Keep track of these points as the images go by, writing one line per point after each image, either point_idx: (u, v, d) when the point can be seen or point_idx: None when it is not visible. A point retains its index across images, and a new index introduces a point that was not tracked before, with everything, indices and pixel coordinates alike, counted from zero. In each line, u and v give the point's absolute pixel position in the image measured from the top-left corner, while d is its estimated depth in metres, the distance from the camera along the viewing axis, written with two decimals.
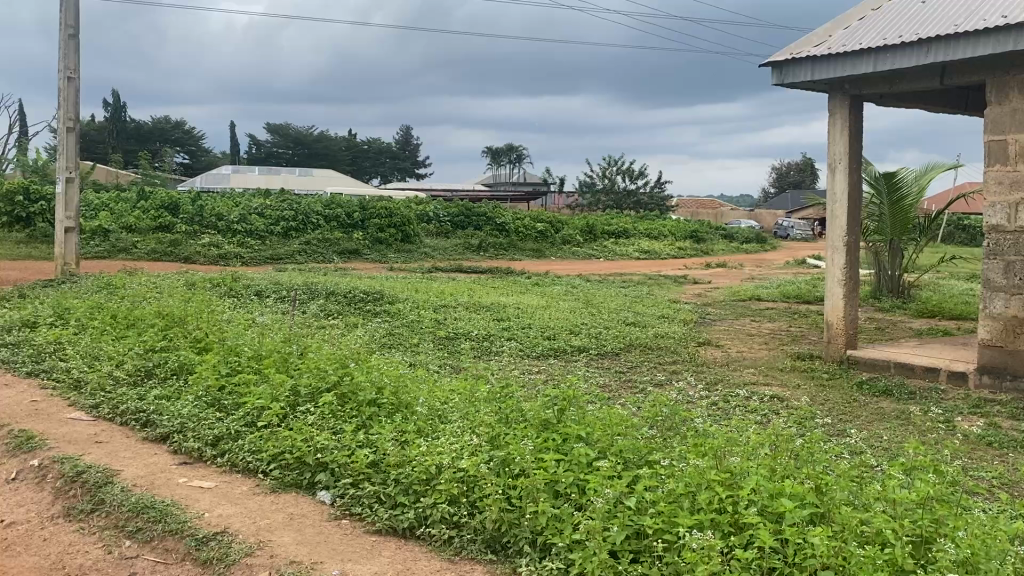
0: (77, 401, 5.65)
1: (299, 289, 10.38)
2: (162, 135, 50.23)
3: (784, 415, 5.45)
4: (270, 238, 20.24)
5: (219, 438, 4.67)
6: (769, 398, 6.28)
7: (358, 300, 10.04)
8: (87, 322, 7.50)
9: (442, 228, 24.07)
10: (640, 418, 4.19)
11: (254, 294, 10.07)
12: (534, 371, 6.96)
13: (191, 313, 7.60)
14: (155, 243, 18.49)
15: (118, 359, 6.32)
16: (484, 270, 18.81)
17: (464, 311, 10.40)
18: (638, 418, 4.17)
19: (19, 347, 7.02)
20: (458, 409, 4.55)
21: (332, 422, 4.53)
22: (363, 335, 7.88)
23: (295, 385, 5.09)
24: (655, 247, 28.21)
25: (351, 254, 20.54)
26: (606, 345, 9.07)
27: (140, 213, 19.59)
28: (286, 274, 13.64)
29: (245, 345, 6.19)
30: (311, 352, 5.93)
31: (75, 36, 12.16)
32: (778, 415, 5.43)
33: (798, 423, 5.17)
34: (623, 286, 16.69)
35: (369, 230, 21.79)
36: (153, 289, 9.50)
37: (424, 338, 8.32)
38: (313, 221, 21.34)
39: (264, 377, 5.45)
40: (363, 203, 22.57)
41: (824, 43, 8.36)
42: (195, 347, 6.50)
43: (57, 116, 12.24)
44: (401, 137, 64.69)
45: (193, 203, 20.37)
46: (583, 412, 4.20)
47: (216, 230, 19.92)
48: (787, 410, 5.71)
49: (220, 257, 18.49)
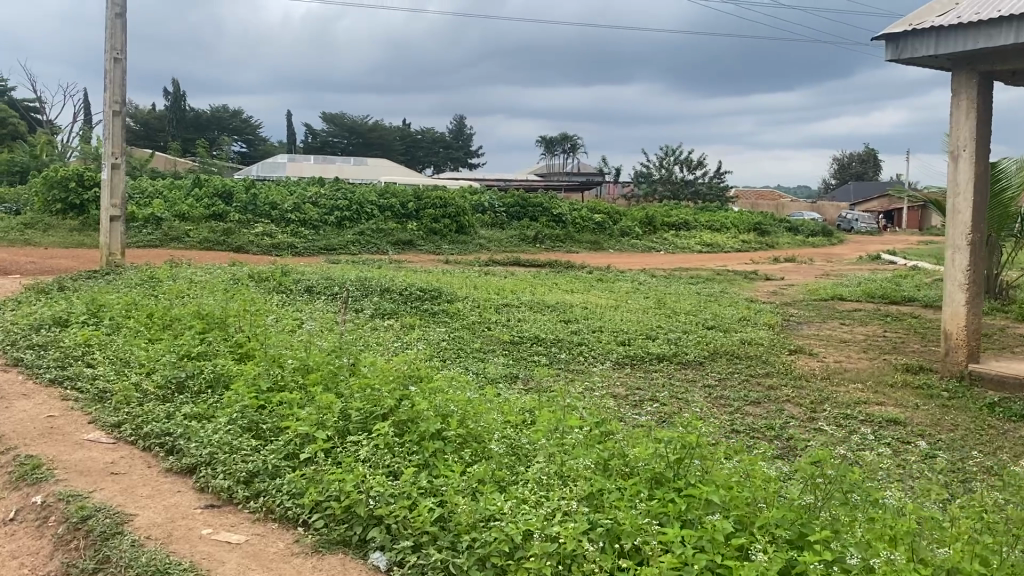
0: (98, 417, 4.94)
1: (352, 285, 9.62)
2: (220, 124, 50.47)
3: (931, 472, 4.48)
4: (324, 228, 19.63)
5: (254, 474, 3.90)
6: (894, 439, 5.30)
7: (414, 298, 9.24)
8: (121, 322, 6.82)
9: (497, 219, 23.24)
10: (782, 474, 3.27)
11: (303, 291, 9.33)
12: (616, 393, 6.07)
13: (234, 313, 6.87)
14: (208, 232, 18.02)
15: (149, 366, 5.61)
16: (543, 263, 17.93)
17: (528, 311, 9.57)
18: (780, 475, 3.26)
19: (46, 349, 6.36)
20: (545, 447, 3.70)
21: (389, 461, 3.72)
22: (422, 342, 7.08)
23: (346, 410, 4.30)
24: (718, 240, 27.02)
25: (405, 244, 19.84)
26: (689, 352, 8.15)
27: (193, 201, 19.14)
28: (338, 267, 12.96)
29: (289, 354, 5.41)
30: (366, 365, 5.14)
31: (122, 15, 11.58)
32: (923, 464, 4.45)
33: (956, 484, 4.21)
34: (692, 283, 15.64)
35: (424, 220, 21.05)
36: (196, 284, 8.83)
37: (487, 343, 7.50)
38: (367, 210, 20.65)
39: (309, 396, 4.67)
40: (418, 192, 21.84)
41: (951, 12, 7.25)
42: (237, 356, 5.76)
43: (103, 101, 11.70)
44: (456, 126, 64.03)
45: (247, 191, 19.84)
46: (704, 462, 3.29)
47: (269, 219, 19.38)
48: (928, 464, 4.74)
49: (273, 247, 17.96)
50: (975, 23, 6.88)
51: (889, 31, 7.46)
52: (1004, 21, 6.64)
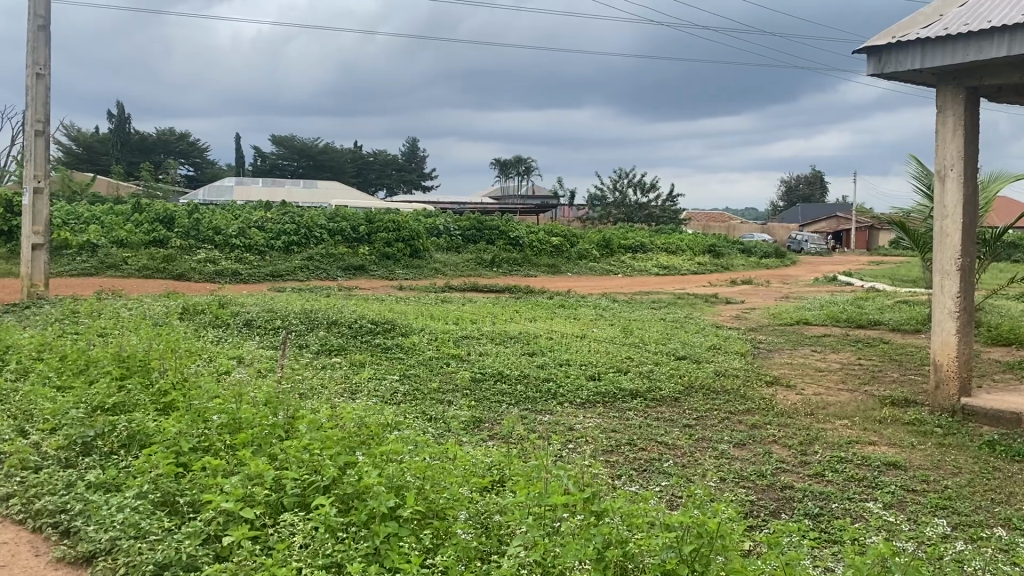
0: None
1: (297, 317, 8.87)
2: (166, 148, 49.11)
3: (961, 541, 3.91)
4: (271, 253, 18.77)
5: (164, 566, 3.14)
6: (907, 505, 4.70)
7: (365, 332, 8.52)
8: (29, 369, 5.98)
9: (452, 242, 22.55)
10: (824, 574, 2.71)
11: (242, 326, 8.55)
12: (591, 441, 5.42)
13: (159, 357, 6.08)
14: (146, 259, 17.05)
15: (54, 422, 4.79)
16: (501, 288, 17.32)
17: (489, 343, 8.92)
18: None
19: None
20: (523, 526, 3.05)
21: (331, 551, 3.04)
22: (372, 384, 6.39)
23: (282, 479, 3.60)
24: (674, 263, 26.73)
25: (357, 269, 19.04)
26: (664, 386, 7.55)
27: (132, 226, 18.12)
28: (283, 297, 12.18)
29: (216, 407, 4.66)
30: (306, 419, 4.44)
31: (46, 28, 10.73)
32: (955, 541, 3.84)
33: (996, 558, 3.64)
34: (655, 308, 15.12)
35: (376, 244, 20.30)
36: (122, 320, 7.98)
37: (445, 383, 6.81)
38: (316, 234, 19.82)
39: (238, 461, 3.94)
40: (370, 215, 21.06)
41: (936, 24, 6.85)
42: (159, 408, 5.00)
43: (24, 119, 10.79)
44: (408, 149, 63.30)
45: (190, 216, 18.85)
46: (727, 563, 2.67)
47: (213, 244, 18.44)
48: (952, 528, 4.19)
49: (216, 274, 17.07)
50: (964, 35, 6.44)
51: (871, 43, 7.07)
52: (995, 32, 6.20)
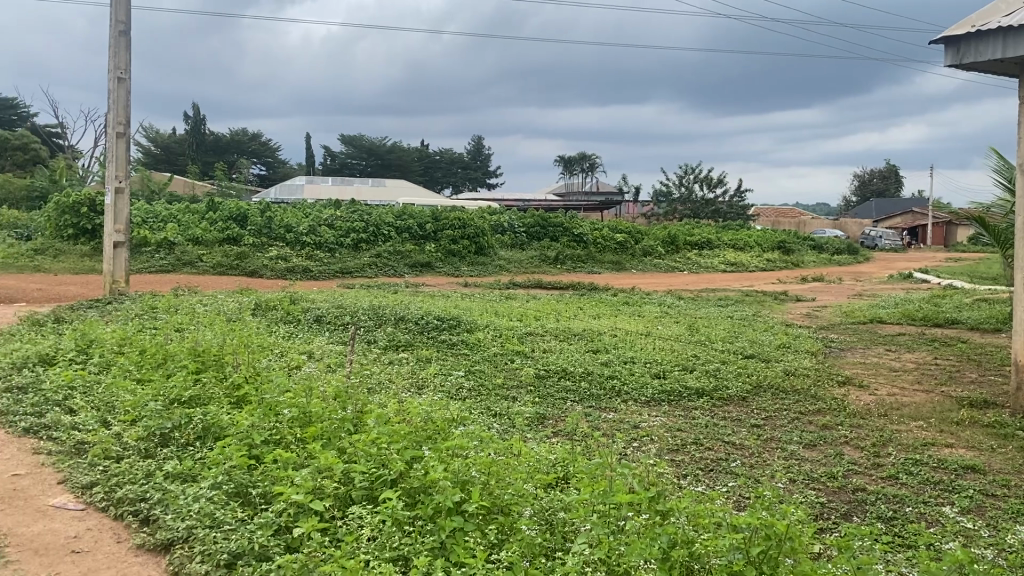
0: (70, 476, 4.28)
1: (365, 313, 9.01)
2: (239, 148, 50.39)
3: None
4: (339, 250, 19.09)
5: (237, 556, 3.23)
6: (986, 510, 4.54)
7: (430, 328, 8.61)
8: (111, 362, 6.21)
9: (517, 239, 22.61)
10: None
11: (312, 321, 8.74)
12: (657, 440, 5.38)
13: (233, 351, 6.26)
14: (221, 256, 17.54)
15: (134, 413, 4.96)
16: (566, 286, 17.29)
17: (554, 340, 8.92)
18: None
19: (25, 392, 5.65)
20: (588, 524, 3.05)
21: (398, 544, 3.09)
22: (438, 379, 6.46)
23: (350, 472, 3.68)
24: (742, 259, 26.28)
25: (423, 266, 19.26)
26: (731, 385, 7.44)
27: (208, 224, 18.65)
28: (351, 293, 12.40)
29: (287, 400, 4.77)
30: (374, 414, 4.52)
31: (126, 33, 11.11)
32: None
33: None
34: (722, 305, 14.90)
35: (441, 241, 20.47)
36: (198, 316, 8.22)
37: (509, 379, 6.84)
38: (384, 232, 20.09)
39: (308, 454, 4.04)
40: (436, 213, 21.25)
41: (1018, 12, 6.58)
42: (233, 402, 5.14)
43: (106, 121, 11.19)
44: (473, 147, 63.66)
45: (262, 215, 19.32)
46: (794, 566, 2.62)
47: (284, 242, 18.85)
48: None
49: (288, 271, 17.46)
50: None
51: (948, 34, 6.84)
52: None
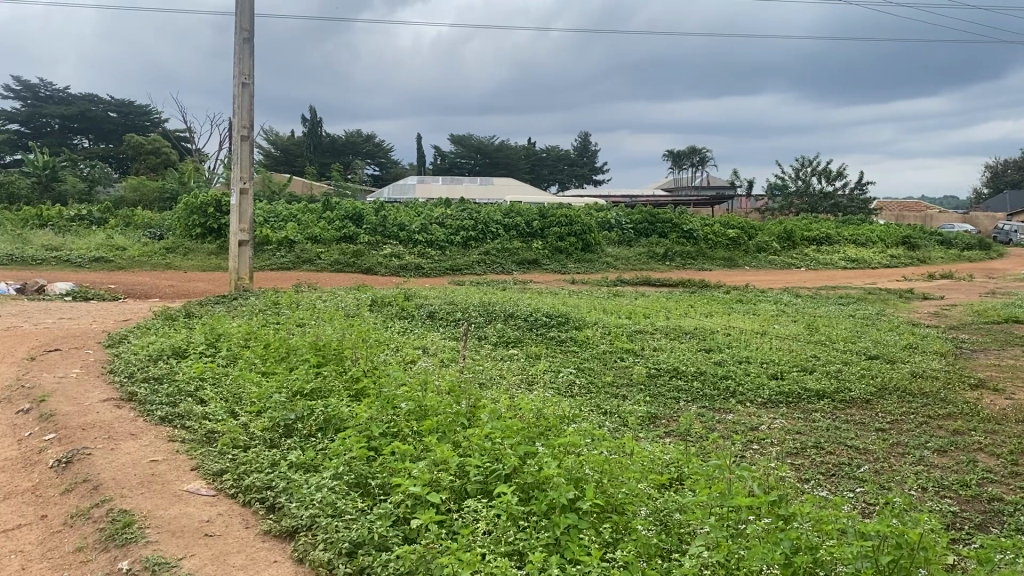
0: (202, 464, 4.51)
1: (476, 309, 9.12)
2: (354, 148, 51.95)
3: None
4: (450, 248, 19.38)
5: (358, 545, 3.33)
6: None
7: (540, 325, 8.64)
8: (238, 355, 6.51)
9: (625, 236, 22.41)
10: None
11: (424, 317, 8.91)
12: (774, 443, 5.22)
13: (352, 346, 6.46)
14: (338, 254, 18.13)
15: (260, 405, 5.19)
16: (676, 283, 17.02)
17: (665, 338, 8.80)
18: None
19: (160, 382, 5.99)
20: (705, 526, 2.99)
21: (513, 538, 3.12)
22: (549, 376, 6.48)
23: (465, 466, 3.73)
24: (863, 256, 25.18)
25: (530, 264, 19.35)
26: (853, 387, 7.15)
27: (324, 223, 19.30)
28: (461, 290, 12.57)
29: (403, 394, 4.89)
30: (487, 408, 4.57)
31: (250, 40, 11.60)
32: None
33: None
34: (842, 304, 14.32)
35: (549, 239, 20.50)
36: (318, 311, 8.52)
37: (620, 377, 6.79)
38: (492, 230, 20.27)
39: (424, 447, 4.12)
40: (543, 210, 21.30)
41: None
42: (352, 394, 5.30)
43: (232, 125, 11.73)
44: (581, 143, 63.48)
45: (376, 214, 19.85)
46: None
47: (397, 240, 19.30)
48: None
49: (401, 268, 17.89)
50: None
51: None
52: None
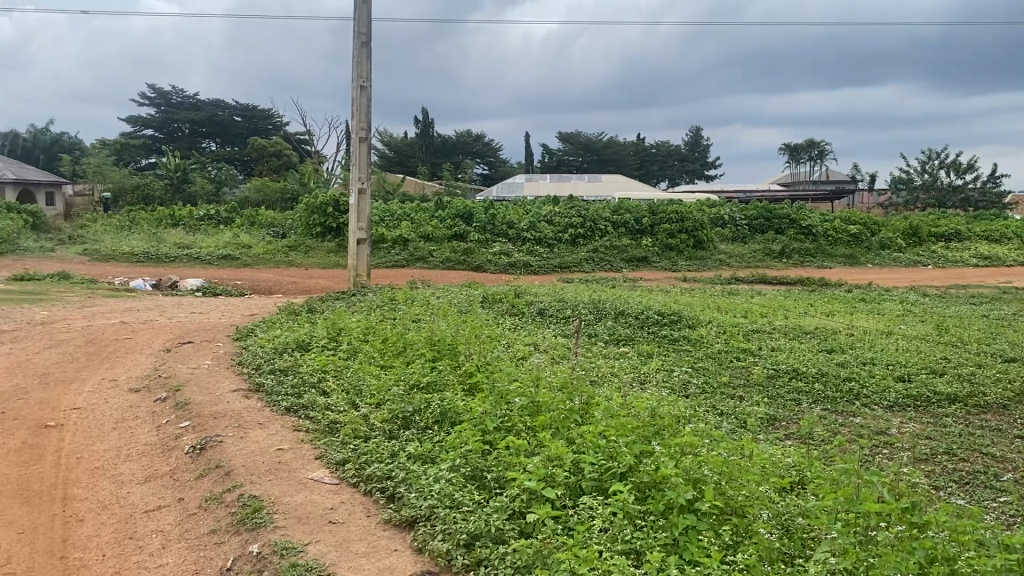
0: (326, 453, 4.67)
1: (587, 307, 9.09)
2: (464, 148, 52.68)
3: None
4: (559, 245, 19.38)
5: (475, 537, 3.38)
6: None
7: (652, 323, 8.53)
8: (357, 349, 6.72)
9: (738, 233, 21.85)
10: None
11: (535, 314, 8.96)
12: (902, 448, 4.98)
13: (465, 341, 6.56)
14: (449, 251, 18.44)
15: (379, 397, 5.33)
16: (792, 282, 16.47)
17: (782, 338, 8.53)
18: None
19: (285, 374, 6.24)
20: (832, 532, 2.89)
21: (630, 537, 3.10)
22: (662, 375, 6.39)
23: (580, 463, 3.73)
24: (998, 253, 23.69)
25: (640, 261, 19.13)
26: (989, 392, 6.75)
27: (436, 221, 19.67)
28: (572, 287, 12.55)
29: (517, 390, 4.93)
30: (601, 406, 4.56)
31: (368, 44, 11.92)
32: None
33: None
34: (974, 304, 13.53)
35: (660, 236, 20.20)
36: (430, 307, 8.68)
37: (736, 377, 6.63)
38: (601, 227, 20.15)
39: (538, 442, 4.14)
40: (653, 207, 21.02)
41: None
42: (466, 389, 5.38)
43: (350, 127, 12.09)
44: (693, 138, 62.30)
45: (486, 212, 20.07)
46: None
47: (506, 238, 19.46)
48: None
49: (510, 266, 18.03)
50: None
51: None
52: None
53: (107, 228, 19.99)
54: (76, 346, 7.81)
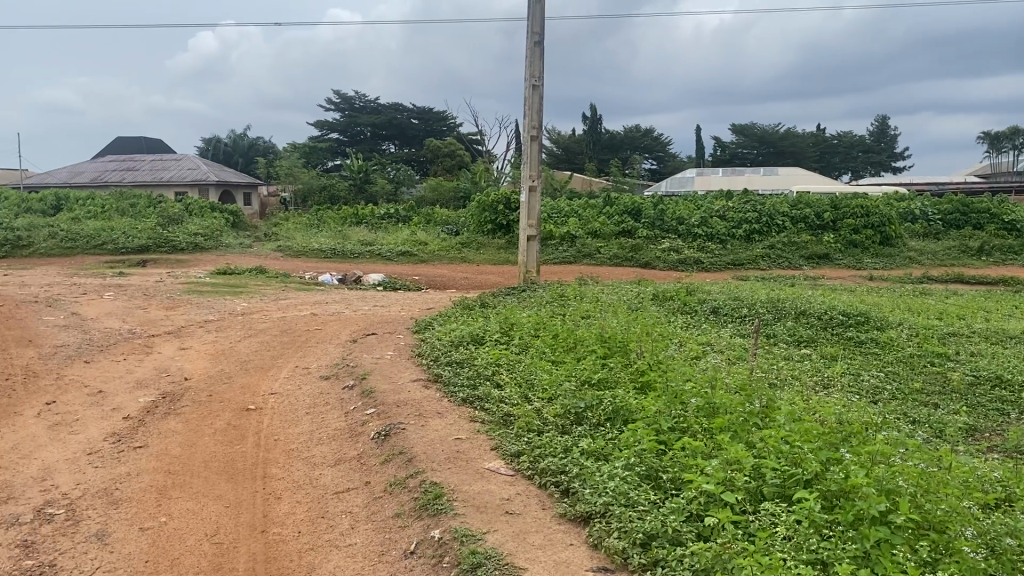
0: (500, 444, 4.78)
1: (764, 306, 8.76)
2: (633, 143, 52.26)
3: None
4: (732, 242, 18.81)
5: (652, 537, 3.34)
6: None
7: (835, 324, 8.12)
8: (529, 343, 6.82)
9: (931, 228, 20.36)
10: None
11: (708, 313, 8.75)
12: None
13: (637, 339, 6.50)
14: (618, 248, 18.34)
15: (552, 392, 5.38)
16: (993, 282, 15.16)
17: (984, 343, 7.86)
18: None
19: (461, 366, 6.44)
20: None
21: (816, 547, 2.96)
22: (846, 379, 6.07)
23: (761, 467, 3.61)
24: None
25: (820, 258, 18.20)
26: None
27: (605, 218, 19.63)
28: (747, 286, 12.15)
29: (693, 390, 4.83)
30: (783, 410, 4.40)
31: (541, 43, 12.05)
32: None
33: None
34: None
35: (842, 231, 19.13)
36: (601, 304, 8.67)
37: (931, 384, 6.18)
38: (778, 222, 19.39)
39: (716, 445, 4.05)
40: (835, 201, 19.93)
41: None
42: (638, 387, 5.33)
43: (522, 125, 12.27)
44: (879, 128, 58.64)
45: (656, 207, 19.81)
46: None
47: (677, 234, 19.12)
48: None
49: (681, 262, 17.71)
50: None
51: None
52: None
53: (297, 226, 21.37)
54: (272, 335, 8.42)
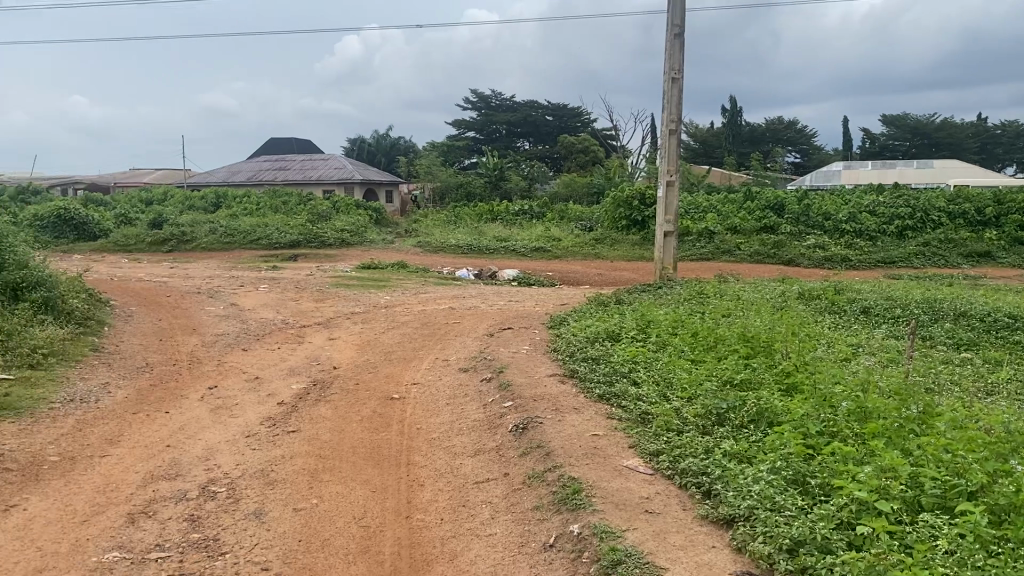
0: (639, 442, 4.73)
1: (920, 307, 8.28)
2: (774, 136, 50.52)
3: None
4: (883, 238, 17.86)
5: (799, 543, 3.22)
6: None
7: (1000, 327, 7.57)
8: (667, 341, 6.73)
9: None
10: None
11: (858, 313, 8.35)
12: None
13: (782, 339, 6.28)
14: (758, 244, 17.79)
15: (692, 392, 5.29)
16: None
17: None
18: None
19: (598, 363, 6.42)
20: None
21: (982, 564, 2.78)
22: (1013, 386, 5.65)
23: (919, 477, 3.42)
24: None
25: (981, 257, 16.93)
26: None
27: (745, 214, 19.09)
28: (899, 284, 11.50)
29: (844, 394, 4.63)
30: (944, 417, 4.14)
31: (681, 35, 11.82)
32: None
33: None
34: None
35: (1007, 228, 17.78)
36: (741, 302, 8.44)
37: None
38: (934, 218, 18.28)
39: (869, 451, 3.86)
40: (1000, 195, 18.55)
41: None
42: (784, 389, 5.15)
43: (661, 120, 12.08)
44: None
45: (800, 203, 19.10)
46: None
47: (822, 230, 18.34)
48: None
49: (826, 260, 16.98)
50: None
51: None
52: None
53: (436, 222, 21.94)
54: (413, 328, 8.68)
